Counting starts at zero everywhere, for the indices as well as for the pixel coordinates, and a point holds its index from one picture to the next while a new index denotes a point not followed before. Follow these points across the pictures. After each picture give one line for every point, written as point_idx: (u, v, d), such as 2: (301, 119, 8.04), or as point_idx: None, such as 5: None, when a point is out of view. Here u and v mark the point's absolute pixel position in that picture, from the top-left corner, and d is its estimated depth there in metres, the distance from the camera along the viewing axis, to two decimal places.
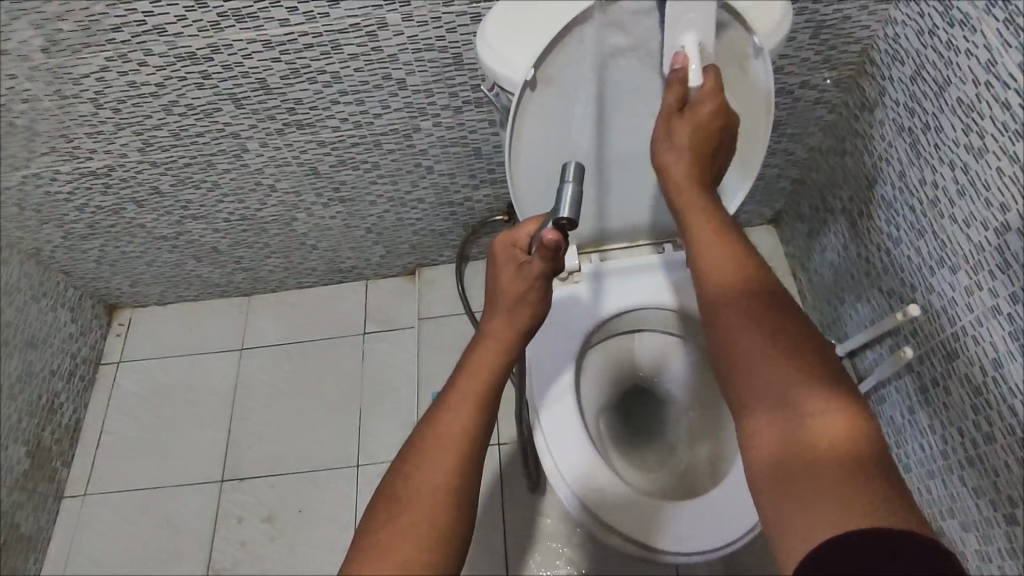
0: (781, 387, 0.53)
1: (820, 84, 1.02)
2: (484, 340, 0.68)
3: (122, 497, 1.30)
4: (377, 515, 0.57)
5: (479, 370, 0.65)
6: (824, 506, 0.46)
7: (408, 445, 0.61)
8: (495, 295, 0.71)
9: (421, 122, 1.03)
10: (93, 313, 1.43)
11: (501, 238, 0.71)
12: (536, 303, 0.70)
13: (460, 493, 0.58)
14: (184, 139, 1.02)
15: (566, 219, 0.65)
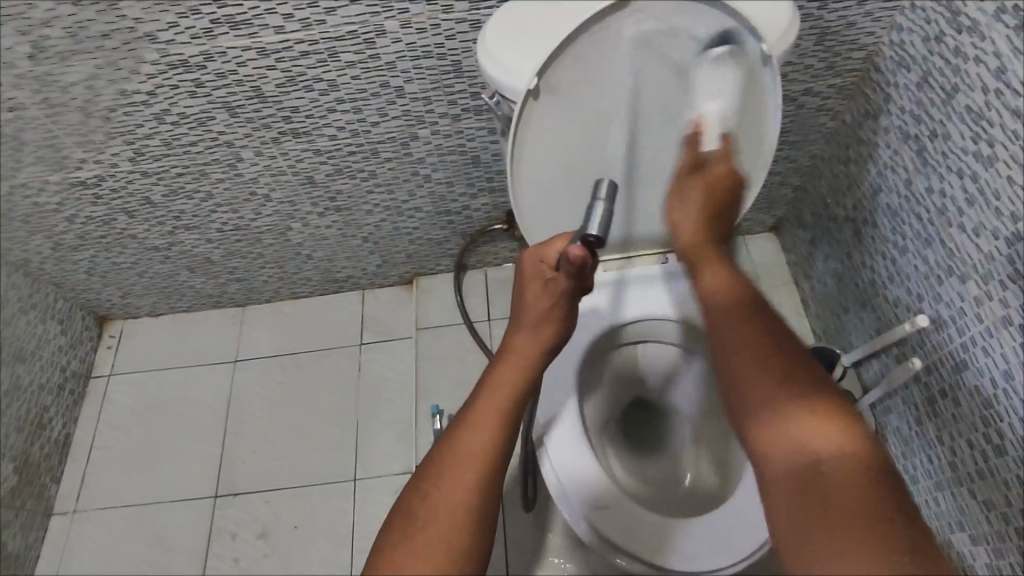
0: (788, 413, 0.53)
1: (824, 91, 1.01)
2: (508, 358, 0.68)
3: (112, 514, 1.26)
4: (393, 533, 0.57)
5: (501, 386, 0.65)
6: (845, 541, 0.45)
7: (428, 461, 0.62)
8: (520, 311, 0.71)
9: (418, 131, 1.01)
10: (83, 325, 1.40)
11: (530, 252, 0.72)
12: (560, 320, 0.70)
13: (479, 514, 0.58)
14: (177, 148, 1.00)
15: (594, 237, 0.68)
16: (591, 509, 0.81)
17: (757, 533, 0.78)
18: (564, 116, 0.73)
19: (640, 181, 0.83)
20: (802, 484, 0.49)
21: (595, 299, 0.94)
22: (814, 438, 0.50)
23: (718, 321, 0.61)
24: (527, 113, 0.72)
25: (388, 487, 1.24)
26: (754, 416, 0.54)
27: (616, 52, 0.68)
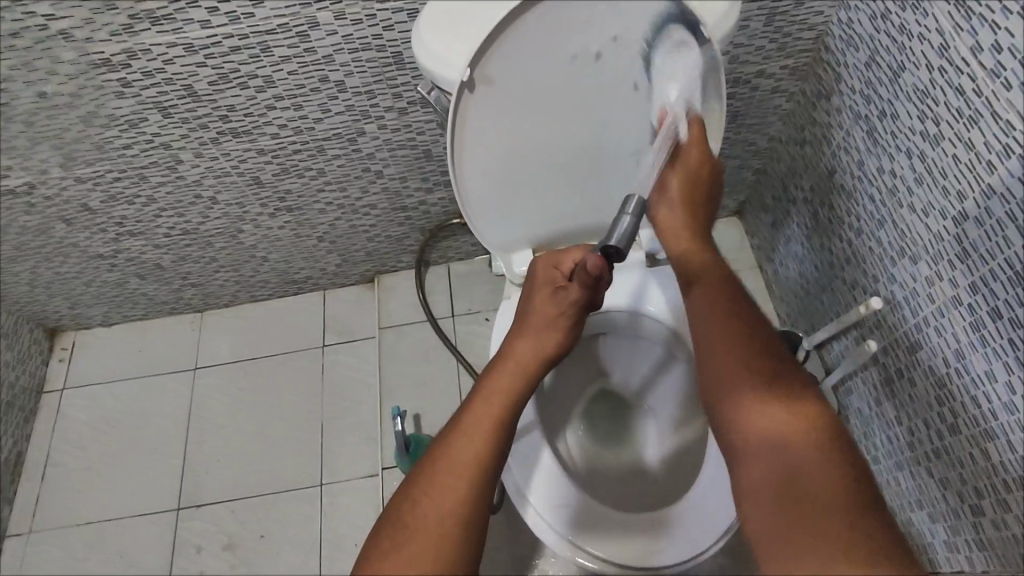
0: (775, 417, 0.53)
1: (777, 73, 0.99)
2: (505, 362, 0.72)
3: (69, 534, 1.22)
4: (382, 541, 0.57)
5: (497, 393, 0.68)
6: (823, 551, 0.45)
7: (419, 469, 0.62)
8: (527, 319, 0.76)
9: (365, 126, 0.98)
10: (31, 339, 1.34)
11: (546, 260, 0.80)
12: (563, 330, 0.74)
13: (469, 526, 0.58)
14: (110, 152, 0.96)
15: (614, 248, 0.67)
16: (562, 518, 0.79)
17: (715, 524, 0.77)
18: (504, 108, 0.71)
19: (590, 170, 0.80)
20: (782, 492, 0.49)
21: (622, 282, 0.92)
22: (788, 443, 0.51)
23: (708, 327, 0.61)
24: (465, 107, 0.70)
25: (355, 491, 1.22)
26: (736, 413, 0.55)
27: (551, 41, 0.66)
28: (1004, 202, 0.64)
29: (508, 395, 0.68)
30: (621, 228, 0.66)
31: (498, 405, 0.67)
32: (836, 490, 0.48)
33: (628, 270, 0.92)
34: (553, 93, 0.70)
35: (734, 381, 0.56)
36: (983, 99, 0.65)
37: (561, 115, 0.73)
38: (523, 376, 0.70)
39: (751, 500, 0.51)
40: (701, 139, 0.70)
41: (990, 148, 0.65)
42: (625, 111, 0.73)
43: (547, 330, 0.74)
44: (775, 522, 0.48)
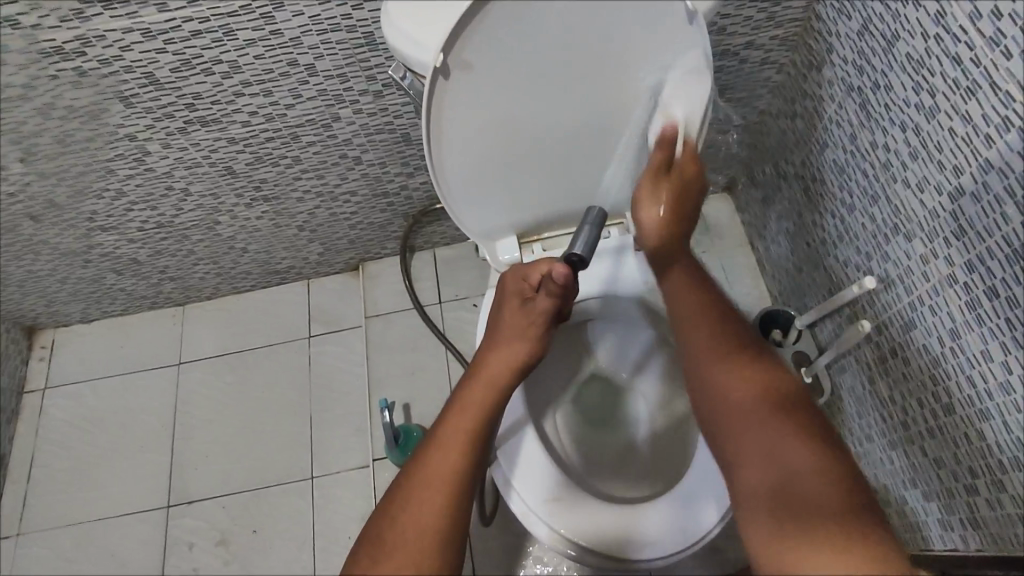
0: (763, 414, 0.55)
1: (767, 44, 0.96)
2: (478, 374, 0.70)
3: (58, 534, 1.21)
4: (362, 557, 0.56)
5: (469, 405, 0.66)
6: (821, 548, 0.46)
7: (396, 486, 0.61)
8: (497, 329, 0.73)
9: (339, 111, 0.94)
10: (9, 338, 1.31)
11: (512, 274, 0.76)
12: (537, 338, 0.72)
13: (446, 539, 0.58)
14: (72, 145, 0.91)
15: (577, 255, 0.71)
16: (553, 510, 0.78)
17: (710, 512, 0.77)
18: (481, 94, 0.67)
19: (573, 155, 0.78)
20: (784, 495, 0.50)
21: (592, 269, 0.90)
22: (785, 450, 0.52)
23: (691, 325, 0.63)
24: (440, 94, 0.66)
25: (347, 482, 1.21)
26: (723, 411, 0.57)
27: (530, 22, 0.62)
28: (1002, 177, 0.62)
29: (483, 407, 0.67)
30: (585, 235, 0.71)
31: (473, 415, 0.66)
32: (830, 479, 0.50)
33: (599, 257, 0.89)
34: (532, 76, 0.67)
35: (720, 381, 0.58)
36: (981, 70, 0.62)
37: (542, 98, 0.70)
38: (498, 389, 0.68)
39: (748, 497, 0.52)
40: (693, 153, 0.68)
41: (988, 120, 0.62)
42: (607, 92, 0.70)
43: (518, 340, 0.71)
44: (777, 526, 0.49)
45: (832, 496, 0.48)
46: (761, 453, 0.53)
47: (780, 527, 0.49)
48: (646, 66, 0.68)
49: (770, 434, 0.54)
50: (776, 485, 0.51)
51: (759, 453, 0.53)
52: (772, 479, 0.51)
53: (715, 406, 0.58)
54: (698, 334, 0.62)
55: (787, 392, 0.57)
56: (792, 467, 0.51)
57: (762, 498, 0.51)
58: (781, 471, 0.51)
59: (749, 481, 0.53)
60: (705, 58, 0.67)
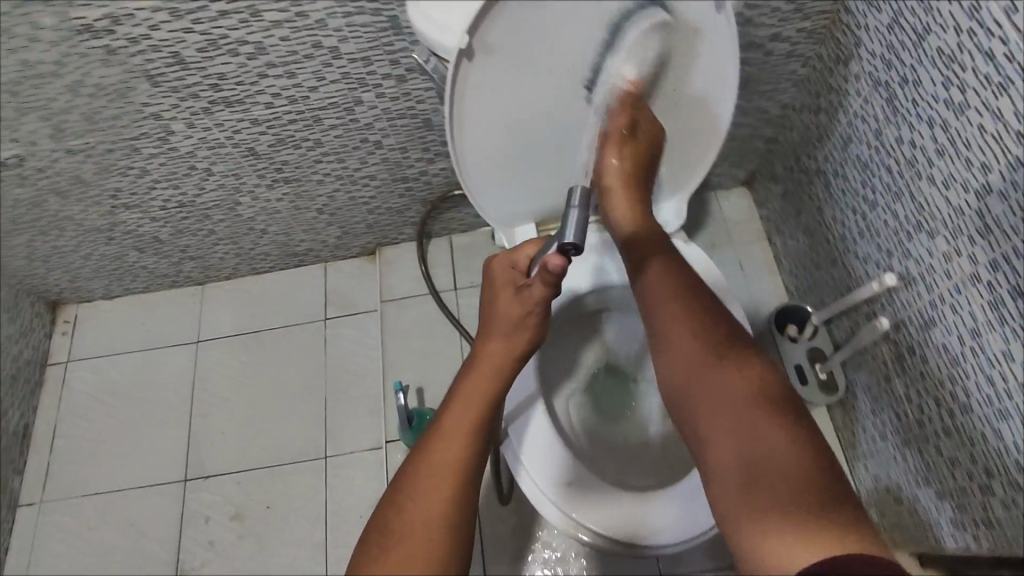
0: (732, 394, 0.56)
1: (792, 36, 0.94)
2: (481, 365, 0.69)
3: (80, 504, 1.24)
4: (370, 545, 0.57)
5: (474, 393, 0.67)
6: (787, 527, 0.46)
7: (403, 475, 0.62)
8: (492, 318, 0.71)
9: (362, 94, 0.94)
10: (34, 311, 1.34)
11: (499, 260, 0.74)
12: (534, 327, 0.70)
13: (454, 526, 0.58)
14: (100, 123, 0.93)
15: (572, 245, 0.63)
16: (563, 493, 0.79)
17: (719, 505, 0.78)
18: (503, 81, 0.68)
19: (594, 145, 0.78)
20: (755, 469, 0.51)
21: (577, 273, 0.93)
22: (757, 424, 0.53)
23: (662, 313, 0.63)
24: (464, 81, 0.67)
25: (360, 463, 1.23)
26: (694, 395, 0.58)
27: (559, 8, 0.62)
28: None
29: (487, 396, 0.67)
30: (573, 218, 0.62)
31: (476, 408, 0.65)
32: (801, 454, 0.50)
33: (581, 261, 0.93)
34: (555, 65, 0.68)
35: (687, 356, 0.60)
36: (1014, 65, 0.61)
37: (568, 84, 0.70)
38: (501, 378, 0.68)
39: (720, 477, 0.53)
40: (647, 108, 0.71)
41: (1020, 117, 0.61)
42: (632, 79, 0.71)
43: (517, 330, 0.70)
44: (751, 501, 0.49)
45: (799, 471, 0.49)
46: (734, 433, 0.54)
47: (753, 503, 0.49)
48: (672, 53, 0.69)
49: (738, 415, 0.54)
50: (745, 462, 0.52)
51: (728, 430, 0.54)
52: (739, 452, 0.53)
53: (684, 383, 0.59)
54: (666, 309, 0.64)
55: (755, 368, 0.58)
56: (763, 444, 0.51)
57: (731, 474, 0.52)
58: (752, 447, 0.52)
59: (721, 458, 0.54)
60: (731, 44, 0.68)
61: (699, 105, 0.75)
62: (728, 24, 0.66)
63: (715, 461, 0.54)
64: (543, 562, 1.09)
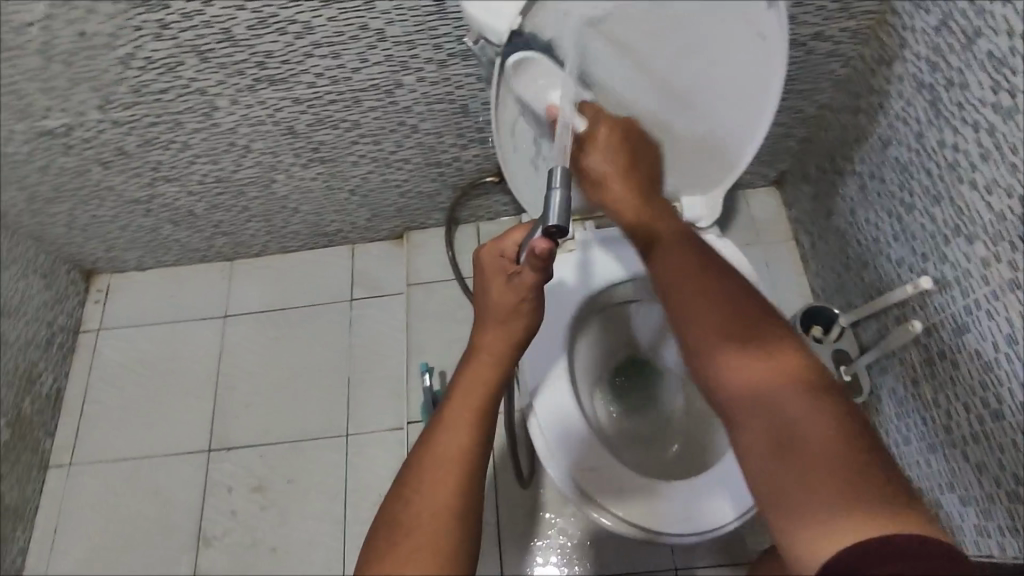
0: (764, 380, 0.57)
1: (835, 36, 0.94)
2: (480, 356, 0.69)
3: (108, 468, 1.27)
4: (379, 541, 0.58)
5: (474, 386, 0.67)
6: (818, 501, 0.49)
7: (407, 470, 0.63)
8: (485, 310, 0.70)
9: (403, 77, 0.95)
10: (69, 279, 1.37)
11: (489, 248, 0.71)
12: (529, 314, 0.69)
13: (460, 516, 0.60)
14: (147, 96, 0.95)
15: (555, 227, 0.60)
16: (589, 479, 0.81)
17: (731, 505, 0.81)
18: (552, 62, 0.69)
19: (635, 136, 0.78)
20: (781, 443, 0.53)
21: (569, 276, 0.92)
22: (780, 398, 0.55)
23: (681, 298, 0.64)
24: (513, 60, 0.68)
25: (381, 442, 1.25)
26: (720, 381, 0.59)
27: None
28: None
29: (487, 386, 0.68)
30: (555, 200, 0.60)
31: (478, 398, 0.66)
32: (824, 425, 0.53)
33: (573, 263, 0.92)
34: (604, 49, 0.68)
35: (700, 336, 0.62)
36: None
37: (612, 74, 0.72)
38: (501, 368, 0.69)
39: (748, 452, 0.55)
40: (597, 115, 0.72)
41: None
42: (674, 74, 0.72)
43: (512, 319, 0.69)
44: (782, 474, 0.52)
45: (836, 455, 0.51)
46: (759, 410, 0.56)
47: (781, 475, 0.52)
48: (718, 52, 0.70)
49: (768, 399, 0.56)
50: (771, 437, 0.54)
51: (753, 408, 0.56)
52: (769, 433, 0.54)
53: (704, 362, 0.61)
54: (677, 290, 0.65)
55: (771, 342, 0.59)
56: (788, 418, 0.54)
57: (762, 447, 0.54)
58: (778, 421, 0.54)
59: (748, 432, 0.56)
60: (781, 39, 0.68)
61: (742, 105, 0.75)
62: (779, 19, 0.67)
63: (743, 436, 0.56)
64: (557, 547, 1.11)
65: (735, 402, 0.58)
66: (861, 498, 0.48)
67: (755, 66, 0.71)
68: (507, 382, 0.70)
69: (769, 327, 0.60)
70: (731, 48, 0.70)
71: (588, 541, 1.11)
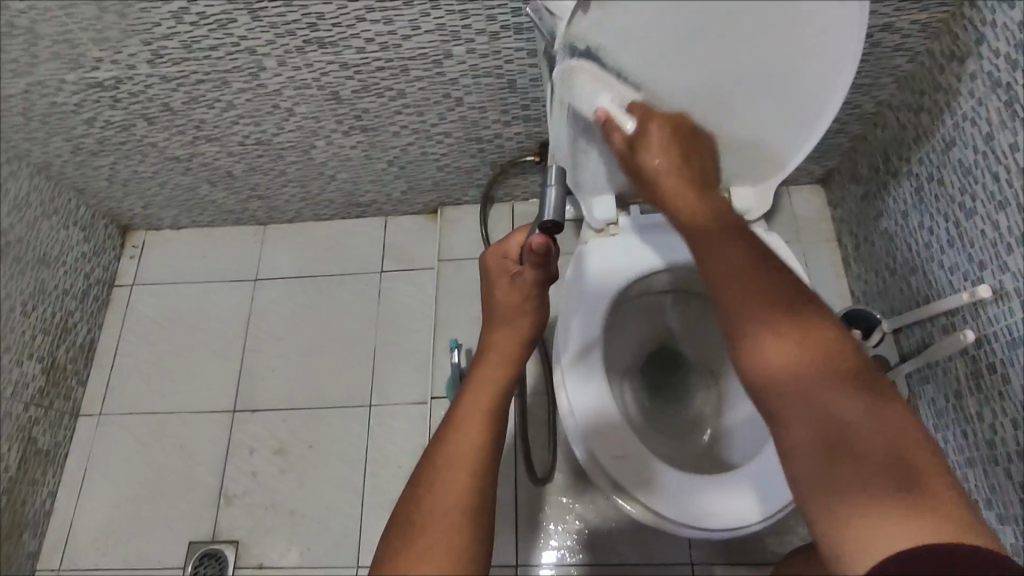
0: (809, 377, 0.55)
1: (904, 28, 0.90)
2: (490, 356, 0.73)
3: (136, 419, 1.30)
4: (393, 538, 0.58)
5: (486, 384, 0.69)
6: (882, 514, 0.48)
7: (420, 468, 0.63)
8: (494, 310, 0.76)
9: (453, 48, 0.94)
10: (107, 233, 1.39)
11: (492, 251, 0.78)
12: (533, 311, 0.75)
13: (475, 512, 0.59)
14: (197, 52, 0.94)
15: (551, 221, 0.71)
16: (620, 465, 0.81)
17: (760, 506, 0.78)
18: (627, 29, 0.69)
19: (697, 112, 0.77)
20: (838, 452, 0.52)
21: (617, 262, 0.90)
22: (833, 406, 0.53)
23: (728, 275, 0.60)
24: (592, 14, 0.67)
25: (403, 415, 1.25)
26: (761, 376, 0.56)
27: None
28: None
29: (497, 385, 0.70)
30: (551, 197, 0.71)
31: (489, 396, 0.68)
32: (883, 434, 0.52)
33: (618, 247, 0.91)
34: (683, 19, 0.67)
35: (756, 330, 0.57)
36: None
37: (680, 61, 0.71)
38: (509, 366, 0.72)
39: (796, 453, 0.54)
40: (645, 111, 0.73)
41: None
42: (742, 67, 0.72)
43: (516, 318, 0.74)
44: (839, 483, 0.51)
45: (895, 471, 0.50)
46: (810, 416, 0.54)
47: (842, 483, 0.51)
48: (789, 49, 0.70)
49: (817, 400, 0.54)
50: (825, 443, 0.52)
51: (806, 410, 0.54)
52: (817, 435, 0.53)
53: (754, 355, 0.57)
54: (729, 273, 0.60)
55: (826, 341, 0.56)
56: (845, 425, 0.52)
57: (812, 452, 0.53)
58: (833, 429, 0.52)
59: (797, 438, 0.54)
60: (860, 37, 0.69)
61: (806, 100, 0.76)
62: (863, 10, 0.67)
63: (791, 440, 0.54)
64: (574, 532, 1.11)
65: (786, 404, 0.55)
66: (924, 516, 0.48)
67: (822, 64, 0.72)
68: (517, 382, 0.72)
69: (815, 319, 0.58)
70: (804, 46, 0.70)
71: (603, 529, 1.11)
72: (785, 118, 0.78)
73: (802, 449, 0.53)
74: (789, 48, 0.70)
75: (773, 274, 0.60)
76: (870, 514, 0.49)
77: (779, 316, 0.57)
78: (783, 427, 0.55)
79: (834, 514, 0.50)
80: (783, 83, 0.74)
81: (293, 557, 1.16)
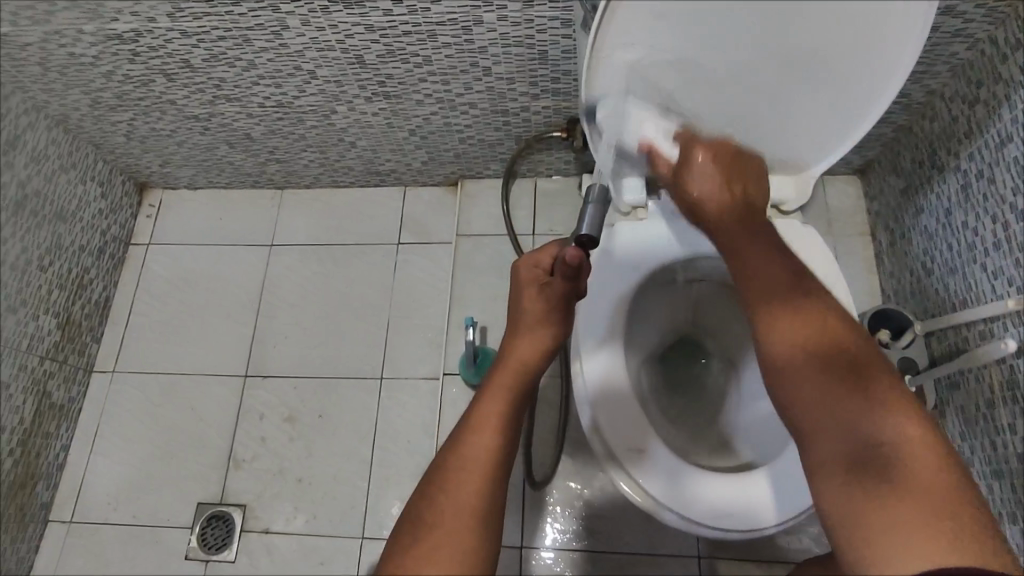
0: (834, 399, 0.62)
1: (968, 12, 0.84)
2: (509, 361, 0.71)
3: (149, 377, 1.30)
4: (403, 537, 0.59)
5: (502, 389, 0.68)
6: (901, 526, 0.54)
7: (433, 470, 0.63)
8: (517, 317, 0.74)
9: (483, 15, 0.89)
10: (124, 190, 1.38)
11: (524, 260, 0.75)
12: (557, 323, 0.73)
13: (483, 517, 0.60)
14: (218, 7, 0.91)
15: (587, 237, 0.70)
16: (636, 454, 0.78)
17: (779, 509, 0.75)
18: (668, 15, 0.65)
19: (738, 112, 0.75)
20: (861, 468, 0.58)
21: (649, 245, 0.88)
22: (856, 424, 0.60)
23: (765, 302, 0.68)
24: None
25: (414, 390, 1.24)
26: (793, 397, 0.65)
27: None
28: None
29: (513, 392, 0.69)
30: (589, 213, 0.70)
31: (504, 401, 0.67)
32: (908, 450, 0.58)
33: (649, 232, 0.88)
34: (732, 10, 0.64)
35: (783, 349, 0.66)
36: None
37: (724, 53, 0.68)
38: (528, 374, 0.71)
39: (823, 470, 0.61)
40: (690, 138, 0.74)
41: None
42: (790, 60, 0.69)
43: (539, 327, 0.73)
44: (858, 498, 0.57)
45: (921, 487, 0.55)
46: (833, 434, 0.61)
47: (864, 493, 0.57)
48: (842, 47, 0.68)
49: (843, 420, 0.61)
50: (847, 457, 0.59)
51: (830, 425, 0.61)
52: (841, 453, 0.60)
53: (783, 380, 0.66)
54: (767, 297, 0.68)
55: (852, 361, 0.64)
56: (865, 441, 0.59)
57: (835, 468, 0.60)
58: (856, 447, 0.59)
59: (821, 452, 0.62)
60: (919, 37, 0.67)
61: (852, 97, 0.73)
62: (927, 9, 0.64)
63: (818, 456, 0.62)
64: (581, 516, 1.10)
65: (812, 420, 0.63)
66: (944, 529, 0.52)
67: (874, 62, 0.69)
68: (532, 389, 0.72)
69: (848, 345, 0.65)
70: (859, 44, 0.67)
71: (612, 515, 1.10)
72: (827, 113, 0.76)
73: (829, 465, 0.61)
74: (843, 43, 0.67)
75: (808, 302, 0.67)
76: (891, 524, 0.54)
77: (808, 338, 0.65)
78: (810, 445, 0.63)
79: (853, 527, 0.56)
80: (831, 79, 0.71)
81: (299, 524, 1.17)
